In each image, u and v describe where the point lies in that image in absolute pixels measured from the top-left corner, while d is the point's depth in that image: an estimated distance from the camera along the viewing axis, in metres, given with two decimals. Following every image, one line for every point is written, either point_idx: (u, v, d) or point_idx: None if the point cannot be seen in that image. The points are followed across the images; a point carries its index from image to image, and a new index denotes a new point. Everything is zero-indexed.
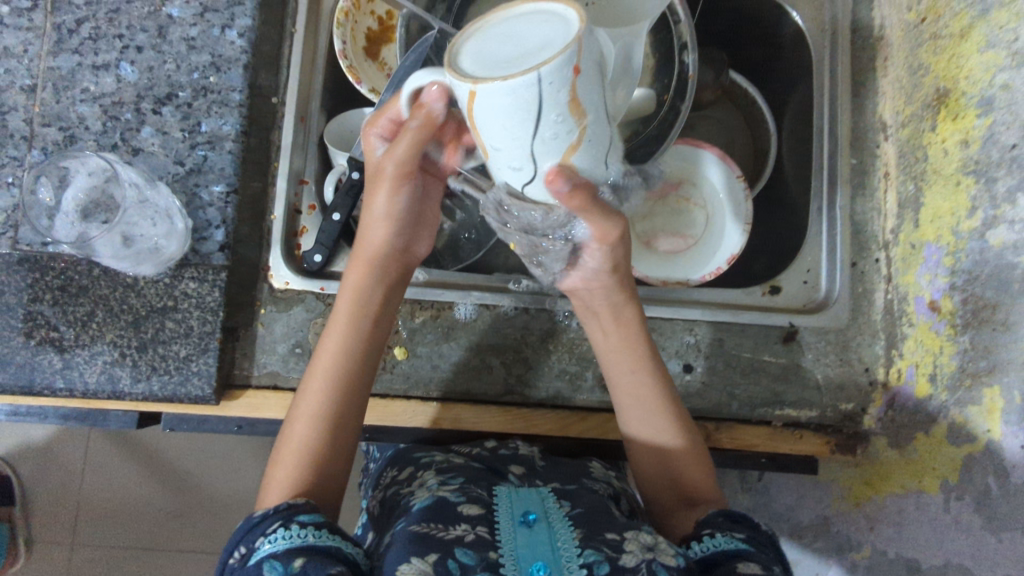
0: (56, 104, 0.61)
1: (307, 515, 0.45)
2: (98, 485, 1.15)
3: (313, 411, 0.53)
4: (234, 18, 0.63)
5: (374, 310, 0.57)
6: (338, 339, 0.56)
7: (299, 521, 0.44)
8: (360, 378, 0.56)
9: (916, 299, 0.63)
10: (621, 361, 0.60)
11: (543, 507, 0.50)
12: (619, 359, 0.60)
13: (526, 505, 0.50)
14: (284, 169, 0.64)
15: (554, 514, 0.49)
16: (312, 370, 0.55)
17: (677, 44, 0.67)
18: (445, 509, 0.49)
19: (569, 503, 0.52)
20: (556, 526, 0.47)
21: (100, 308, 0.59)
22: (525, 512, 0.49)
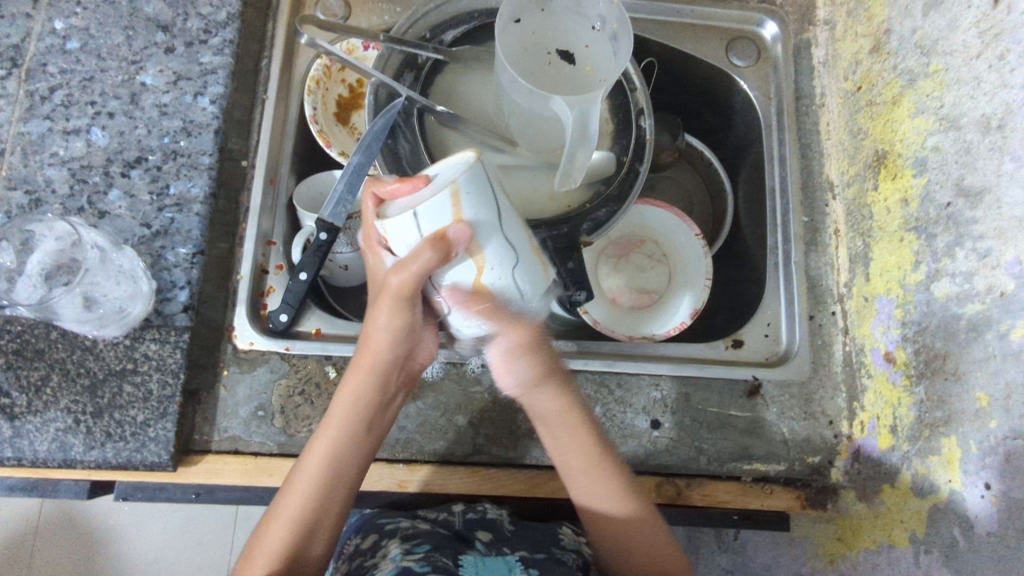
0: (23, 168, 0.61)
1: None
2: (45, 562, 1.08)
3: (292, 515, 0.54)
4: (207, 86, 0.65)
5: (364, 420, 0.57)
6: (330, 435, 0.56)
7: None
8: (344, 484, 0.56)
9: (872, 350, 0.65)
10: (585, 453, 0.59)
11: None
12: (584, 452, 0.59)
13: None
14: (252, 231, 0.65)
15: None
16: (300, 471, 0.55)
17: (633, 112, 0.72)
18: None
19: None
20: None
21: (55, 372, 0.58)
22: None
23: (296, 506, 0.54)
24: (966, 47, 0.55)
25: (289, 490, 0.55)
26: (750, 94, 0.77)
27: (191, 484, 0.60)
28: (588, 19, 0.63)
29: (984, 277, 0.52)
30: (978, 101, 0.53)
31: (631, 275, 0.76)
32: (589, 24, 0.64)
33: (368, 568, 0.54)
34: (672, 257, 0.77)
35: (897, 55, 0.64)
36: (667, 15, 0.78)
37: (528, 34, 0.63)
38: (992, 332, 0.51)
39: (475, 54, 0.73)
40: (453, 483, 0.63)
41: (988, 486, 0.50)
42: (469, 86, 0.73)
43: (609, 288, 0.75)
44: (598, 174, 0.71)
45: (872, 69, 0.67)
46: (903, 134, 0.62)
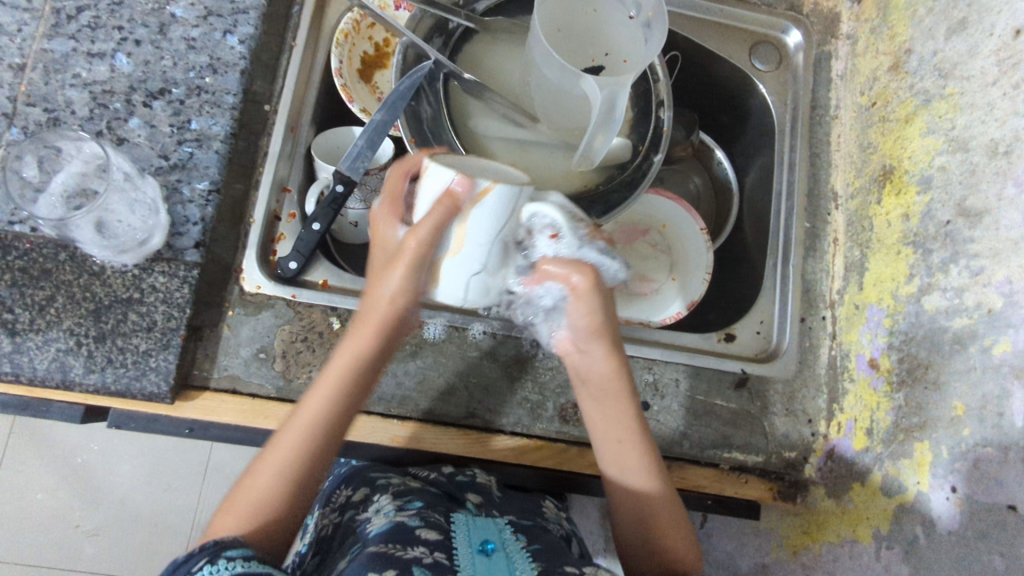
0: (43, 85, 0.60)
1: (235, 550, 0.44)
2: (12, 491, 1.08)
3: (279, 466, 0.51)
4: (237, 25, 0.65)
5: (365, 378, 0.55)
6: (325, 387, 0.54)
7: (227, 555, 0.43)
8: (337, 438, 0.54)
9: (857, 356, 0.68)
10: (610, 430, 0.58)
11: (500, 537, 0.53)
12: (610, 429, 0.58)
13: (484, 535, 0.53)
14: (269, 176, 0.65)
15: (511, 545, 0.52)
16: (293, 422, 0.52)
17: (654, 102, 0.73)
18: (407, 533, 0.50)
19: (525, 538, 0.55)
20: (512, 555, 0.51)
21: (61, 294, 0.57)
22: (482, 541, 0.52)
23: (281, 456, 0.51)
24: (983, 73, 0.58)
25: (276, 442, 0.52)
26: (767, 97, 0.79)
27: (185, 419, 0.61)
28: (625, 5, 0.64)
29: (975, 293, 0.55)
30: (989, 126, 0.56)
31: (633, 262, 0.78)
32: (625, 10, 0.64)
33: (360, 521, 0.56)
34: (674, 248, 0.79)
35: (915, 74, 0.66)
36: (697, 11, 0.79)
37: (566, 10, 0.64)
38: (975, 345, 0.54)
39: (507, 26, 0.75)
40: (443, 443, 0.64)
41: (954, 489, 0.53)
42: (496, 58, 0.74)
43: None
44: (613, 160, 0.74)
45: (889, 86, 0.70)
46: (912, 151, 0.65)
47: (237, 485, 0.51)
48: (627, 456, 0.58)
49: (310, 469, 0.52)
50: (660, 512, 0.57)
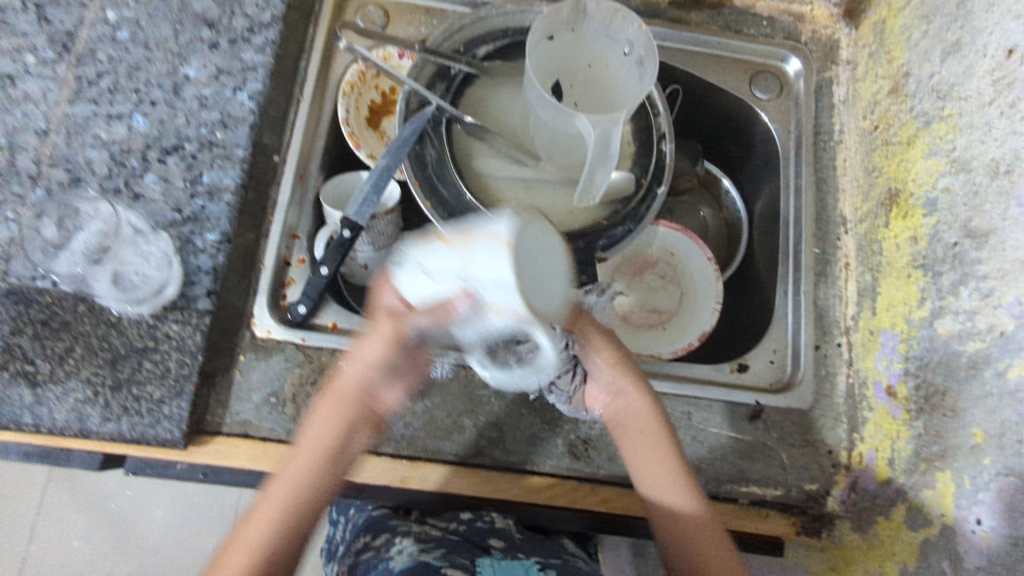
0: (66, 148, 0.64)
1: None
2: (46, 539, 1.10)
3: (254, 539, 0.57)
4: (246, 82, 0.68)
5: (333, 447, 0.60)
6: (302, 456, 0.60)
7: None
8: (307, 510, 0.59)
9: (875, 384, 0.66)
10: (649, 467, 0.59)
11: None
12: (648, 465, 0.59)
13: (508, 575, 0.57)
14: (279, 222, 0.67)
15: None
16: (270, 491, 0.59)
17: (655, 134, 0.75)
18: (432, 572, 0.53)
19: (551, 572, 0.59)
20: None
21: (79, 344, 0.59)
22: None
23: (258, 529, 0.58)
24: (980, 94, 0.58)
25: (255, 511, 0.59)
26: (771, 127, 0.79)
27: (199, 464, 0.62)
28: (619, 42, 0.65)
29: (985, 316, 0.54)
30: (989, 146, 0.55)
31: (643, 295, 0.77)
32: (620, 48, 0.65)
33: (378, 559, 0.57)
34: (682, 277, 0.79)
35: (915, 97, 0.66)
36: (694, 45, 0.80)
37: (566, 54, 0.65)
38: (991, 371, 0.52)
39: (506, 70, 0.76)
40: (452, 483, 0.64)
41: (980, 521, 0.51)
42: (498, 100, 0.76)
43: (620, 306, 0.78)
44: (617, 194, 0.74)
45: (890, 110, 0.70)
46: (916, 174, 0.64)
47: (223, 552, 0.59)
48: (666, 484, 0.59)
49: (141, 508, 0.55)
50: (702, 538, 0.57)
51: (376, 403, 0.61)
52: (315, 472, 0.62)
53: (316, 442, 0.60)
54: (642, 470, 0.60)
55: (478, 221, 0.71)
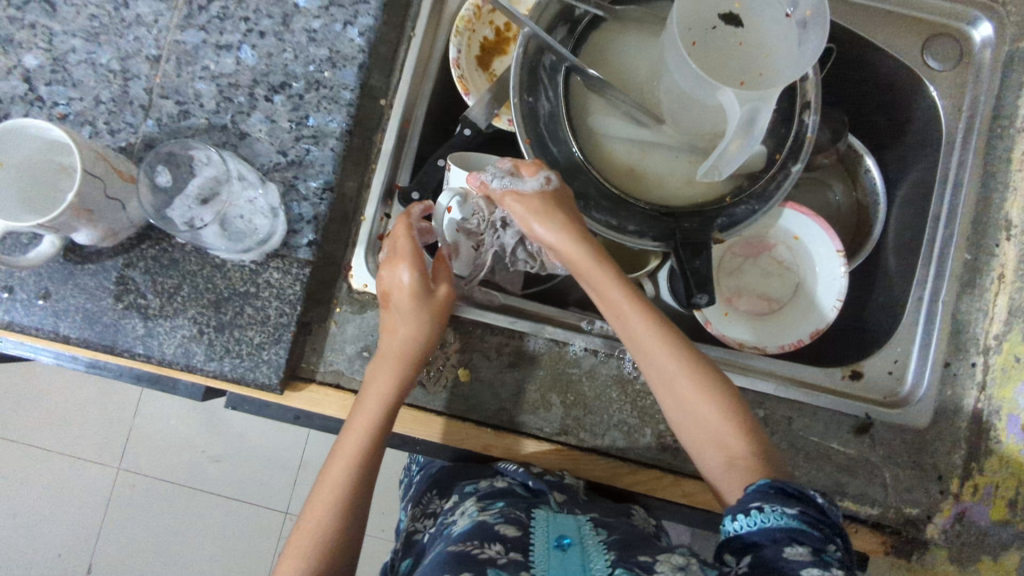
0: (176, 77, 0.62)
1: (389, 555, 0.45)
2: (151, 417, 1.21)
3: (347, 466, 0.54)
4: (357, 16, 0.63)
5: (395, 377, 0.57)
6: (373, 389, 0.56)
7: None
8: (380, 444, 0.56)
9: (1009, 418, 0.61)
10: (677, 388, 0.54)
11: (579, 532, 0.53)
12: (676, 388, 0.54)
13: (561, 530, 0.53)
14: (383, 169, 0.64)
15: (588, 539, 0.52)
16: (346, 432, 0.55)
17: (799, 102, 0.65)
18: (486, 531, 0.51)
19: (606, 530, 0.54)
20: (589, 548, 0.50)
21: (186, 283, 0.60)
22: (559, 537, 0.52)
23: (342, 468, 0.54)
24: None
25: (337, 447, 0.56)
26: (938, 103, 0.68)
27: (292, 407, 0.63)
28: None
29: None
30: None
31: (755, 280, 0.72)
32: (782, 8, 0.56)
33: (448, 524, 0.57)
34: (802, 266, 0.71)
35: None
36: None
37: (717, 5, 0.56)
38: None
39: (639, 15, 0.68)
40: (534, 456, 0.63)
41: None
42: (625, 49, 0.68)
43: (729, 288, 0.72)
44: (745, 168, 0.66)
45: None
46: None
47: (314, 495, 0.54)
48: (674, 376, 0.54)
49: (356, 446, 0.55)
50: (710, 417, 0.53)
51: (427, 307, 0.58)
52: (400, 428, 0.62)
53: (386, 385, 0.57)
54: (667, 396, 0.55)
55: (587, 184, 0.66)
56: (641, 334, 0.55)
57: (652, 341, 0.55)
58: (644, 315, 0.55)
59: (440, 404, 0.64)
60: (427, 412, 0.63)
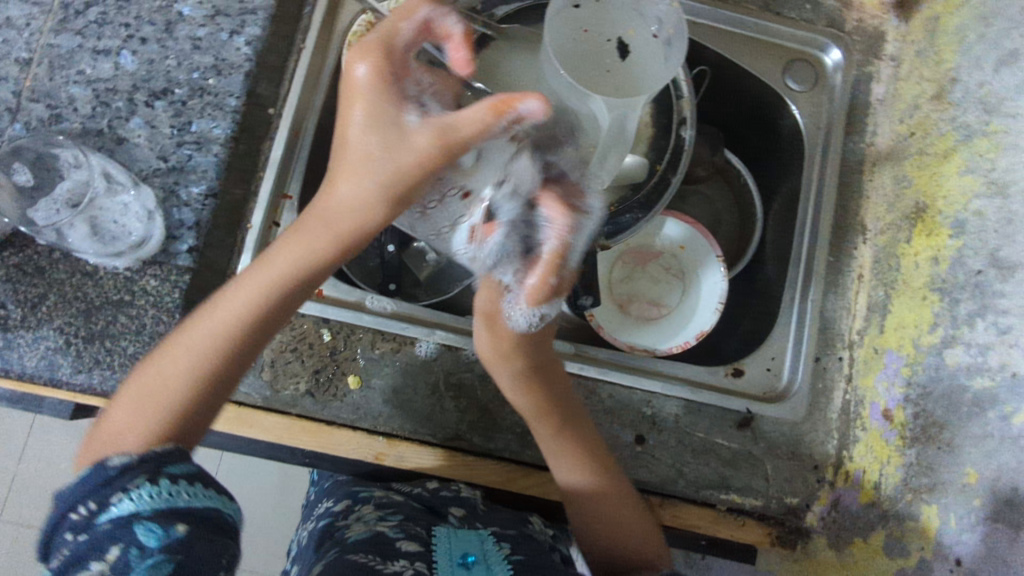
0: (48, 81, 0.60)
1: (178, 467, 0.43)
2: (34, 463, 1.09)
3: (190, 359, 0.48)
4: (244, 26, 0.63)
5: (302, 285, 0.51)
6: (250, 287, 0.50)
7: (169, 474, 0.42)
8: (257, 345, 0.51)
9: (871, 404, 0.64)
10: (564, 464, 0.61)
11: (482, 548, 0.54)
12: (562, 463, 0.61)
13: (464, 547, 0.54)
14: (270, 179, 0.64)
15: (492, 556, 0.53)
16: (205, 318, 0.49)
17: (675, 118, 0.70)
18: (386, 546, 0.51)
19: (509, 546, 0.55)
20: (493, 568, 0.51)
21: (53, 292, 0.57)
22: (463, 554, 0.53)
23: (199, 344, 0.49)
24: None
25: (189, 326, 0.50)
26: (800, 122, 0.74)
27: None
28: (648, 20, 0.61)
29: (999, 353, 0.51)
30: None
31: (644, 287, 0.75)
32: (649, 27, 0.61)
33: (339, 529, 0.56)
34: (687, 273, 0.74)
35: (959, 106, 0.61)
36: (731, 23, 0.74)
37: (597, 36, 0.60)
38: (995, 410, 0.51)
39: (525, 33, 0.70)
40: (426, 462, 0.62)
41: (959, 562, 0.52)
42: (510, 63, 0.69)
43: (621, 295, 0.75)
44: (629, 179, 0.69)
45: (930, 117, 0.65)
46: (948, 191, 0.60)
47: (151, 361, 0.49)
48: (566, 458, 0.61)
49: (218, 347, 0.49)
50: (590, 506, 0.61)
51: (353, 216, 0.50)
52: (287, 440, 0.60)
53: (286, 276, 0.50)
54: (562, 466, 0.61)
55: None
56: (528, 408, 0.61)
57: (545, 422, 0.61)
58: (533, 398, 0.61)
59: (329, 413, 0.62)
60: (316, 422, 0.61)
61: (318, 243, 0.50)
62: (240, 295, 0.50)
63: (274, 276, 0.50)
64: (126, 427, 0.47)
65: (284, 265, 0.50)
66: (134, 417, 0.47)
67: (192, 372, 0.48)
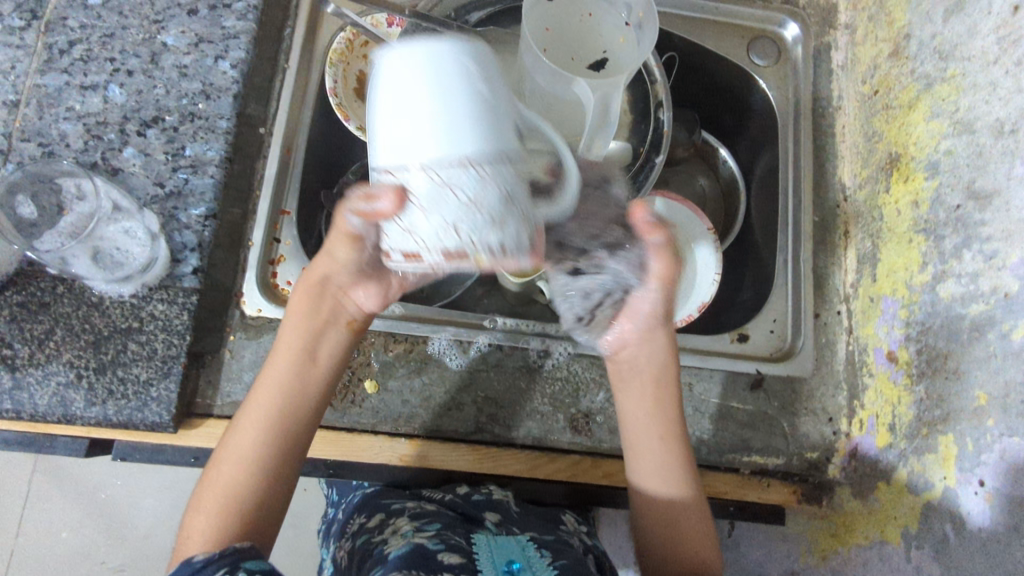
0: (38, 120, 0.61)
1: (254, 562, 0.43)
2: (35, 531, 1.05)
3: (243, 451, 0.51)
4: (228, 50, 0.65)
5: (318, 355, 0.55)
6: (279, 367, 0.54)
7: (247, 568, 0.42)
8: (293, 415, 0.54)
9: (875, 350, 0.66)
10: (649, 456, 0.58)
11: (525, 556, 0.51)
12: (648, 454, 0.58)
13: (508, 556, 0.51)
14: (266, 194, 0.65)
15: (536, 562, 0.50)
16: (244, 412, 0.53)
17: (653, 103, 0.71)
18: (426, 558, 0.48)
19: (551, 555, 0.52)
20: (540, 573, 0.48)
21: (60, 326, 0.57)
22: (507, 562, 0.50)
23: (246, 443, 0.51)
24: (984, 53, 0.56)
25: (235, 429, 0.52)
26: (769, 93, 0.77)
27: (190, 448, 0.59)
28: (618, 8, 0.63)
29: (990, 278, 0.53)
30: (993, 106, 0.55)
31: None
32: (620, 15, 0.63)
33: (375, 544, 0.53)
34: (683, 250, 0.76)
35: (916, 59, 0.65)
36: (691, 9, 0.78)
37: (586, 36, 0.64)
38: (994, 332, 0.52)
39: (501, 36, 0.72)
40: (453, 461, 0.63)
41: (983, 483, 0.52)
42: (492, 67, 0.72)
43: None
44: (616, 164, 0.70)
45: (890, 73, 0.68)
46: (917, 137, 0.63)
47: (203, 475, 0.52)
48: (651, 455, 0.58)
49: (265, 434, 0.52)
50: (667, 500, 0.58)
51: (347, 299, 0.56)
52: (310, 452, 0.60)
53: (308, 349, 0.55)
54: (637, 451, 0.59)
55: None
56: (639, 406, 0.60)
57: (653, 426, 0.59)
58: (659, 401, 0.59)
59: (349, 421, 0.62)
60: (339, 430, 0.62)
61: (309, 327, 0.54)
62: (267, 381, 0.54)
63: (291, 356, 0.54)
64: (199, 531, 0.48)
65: (293, 348, 0.54)
66: (209, 517, 0.49)
67: (232, 485, 0.50)
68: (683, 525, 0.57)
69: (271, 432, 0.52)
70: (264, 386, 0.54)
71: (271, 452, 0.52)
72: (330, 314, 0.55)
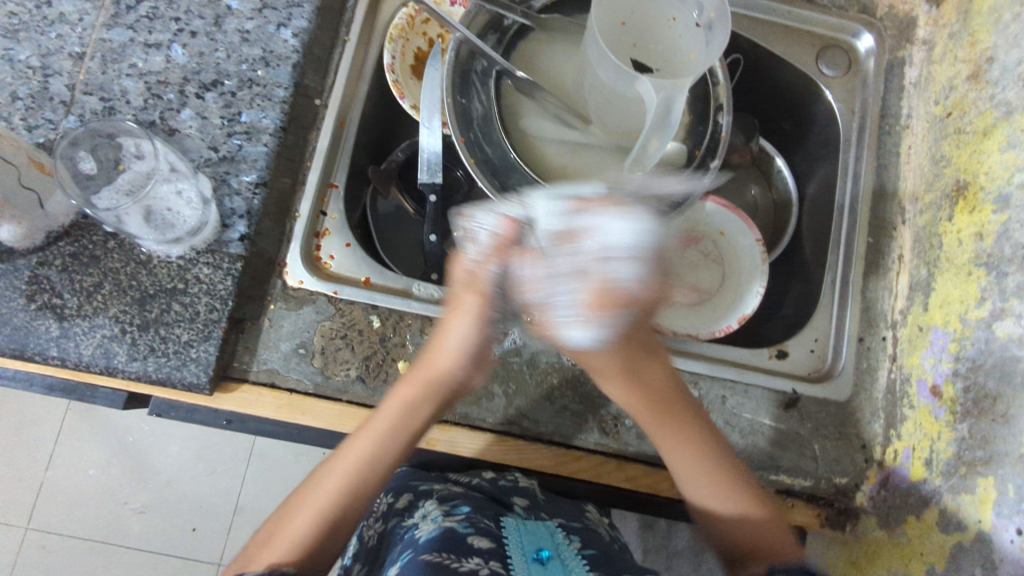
0: (101, 74, 0.61)
1: None
2: (63, 468, 1.08)
3: (332, 489, 0.55)
4: (291, 18, 0.65)
5: (416, 425, 0.57)
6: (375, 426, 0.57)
7: None
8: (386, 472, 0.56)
9: (918, 381, 0.64)
10: (690, 463, 0.59)
11: (554, 542, 0.52)
12: (688, 462, 0.59)
13: (537, 541, 0.52)
14: (318, 166, 0.65)
15: (564, 548, 0.52)
16: (338, 459, 0.56)
17: (712, 106, 0.69)
18: (457, 542, 0.49)
19: (579, 540, 0.55)
20: (569, 564, 0.50)
21: (108, 281, 0.58)
22: (536, 548, 0.51)
23: (337, 483, 0.55)
24: None
25: (330, 469, 0.56)
26: (834, 105, 0.75)
27: (223, 411, 0.60)
28: (689, 7, 0.61)
29: None
30: None
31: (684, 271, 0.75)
32: (691, 15, 0.61)
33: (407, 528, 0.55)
34: (728, 258, 0.75)
35: (996, 84, 0.62)
36: (761, 11, 0.75)
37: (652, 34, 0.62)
38: None
39: (563, 25, 0.71)
40: (479, 450, 0.63)
41: (1020, 531, 0.50)
42: (552, 56, 0.71)
43: None
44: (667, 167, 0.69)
45: (966, 97, 0.66)
46: (989, 166, 0.61)
47: (291, 504, 0.56)
48: (689, 464, 0.59)
49: (360, 482, 0.55)
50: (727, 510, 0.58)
51: (461, 386, 0.60)
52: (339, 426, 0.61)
53: (412, 419, 0.57)
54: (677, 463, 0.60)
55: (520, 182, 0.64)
56: (659, 423, 0.60)
57: (677, 441, 0.59)
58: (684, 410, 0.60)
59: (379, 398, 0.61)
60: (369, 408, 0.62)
61: (416, 398, 0.57)
62: (364, 439, 0.56)
63: (387, 421, 0.56)
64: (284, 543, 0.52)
65: (394, 407, 0.57)
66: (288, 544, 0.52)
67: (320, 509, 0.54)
68: (748, 532, 0.56)
69: (363, 476, 0.55)
70: (360, 441, 0.56)
71: (362, 491, 0.55)
72: (444, 397, 0.59)
